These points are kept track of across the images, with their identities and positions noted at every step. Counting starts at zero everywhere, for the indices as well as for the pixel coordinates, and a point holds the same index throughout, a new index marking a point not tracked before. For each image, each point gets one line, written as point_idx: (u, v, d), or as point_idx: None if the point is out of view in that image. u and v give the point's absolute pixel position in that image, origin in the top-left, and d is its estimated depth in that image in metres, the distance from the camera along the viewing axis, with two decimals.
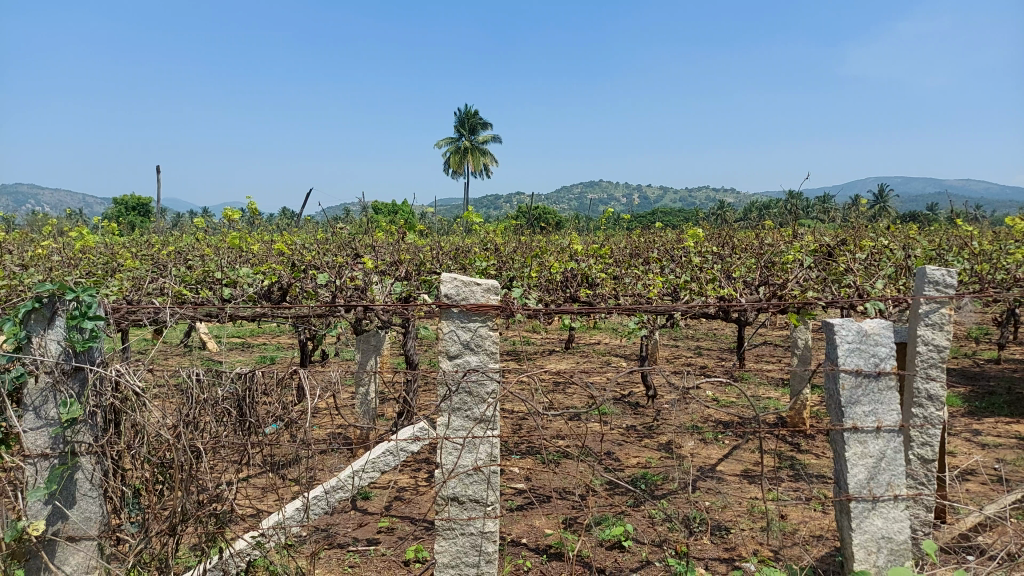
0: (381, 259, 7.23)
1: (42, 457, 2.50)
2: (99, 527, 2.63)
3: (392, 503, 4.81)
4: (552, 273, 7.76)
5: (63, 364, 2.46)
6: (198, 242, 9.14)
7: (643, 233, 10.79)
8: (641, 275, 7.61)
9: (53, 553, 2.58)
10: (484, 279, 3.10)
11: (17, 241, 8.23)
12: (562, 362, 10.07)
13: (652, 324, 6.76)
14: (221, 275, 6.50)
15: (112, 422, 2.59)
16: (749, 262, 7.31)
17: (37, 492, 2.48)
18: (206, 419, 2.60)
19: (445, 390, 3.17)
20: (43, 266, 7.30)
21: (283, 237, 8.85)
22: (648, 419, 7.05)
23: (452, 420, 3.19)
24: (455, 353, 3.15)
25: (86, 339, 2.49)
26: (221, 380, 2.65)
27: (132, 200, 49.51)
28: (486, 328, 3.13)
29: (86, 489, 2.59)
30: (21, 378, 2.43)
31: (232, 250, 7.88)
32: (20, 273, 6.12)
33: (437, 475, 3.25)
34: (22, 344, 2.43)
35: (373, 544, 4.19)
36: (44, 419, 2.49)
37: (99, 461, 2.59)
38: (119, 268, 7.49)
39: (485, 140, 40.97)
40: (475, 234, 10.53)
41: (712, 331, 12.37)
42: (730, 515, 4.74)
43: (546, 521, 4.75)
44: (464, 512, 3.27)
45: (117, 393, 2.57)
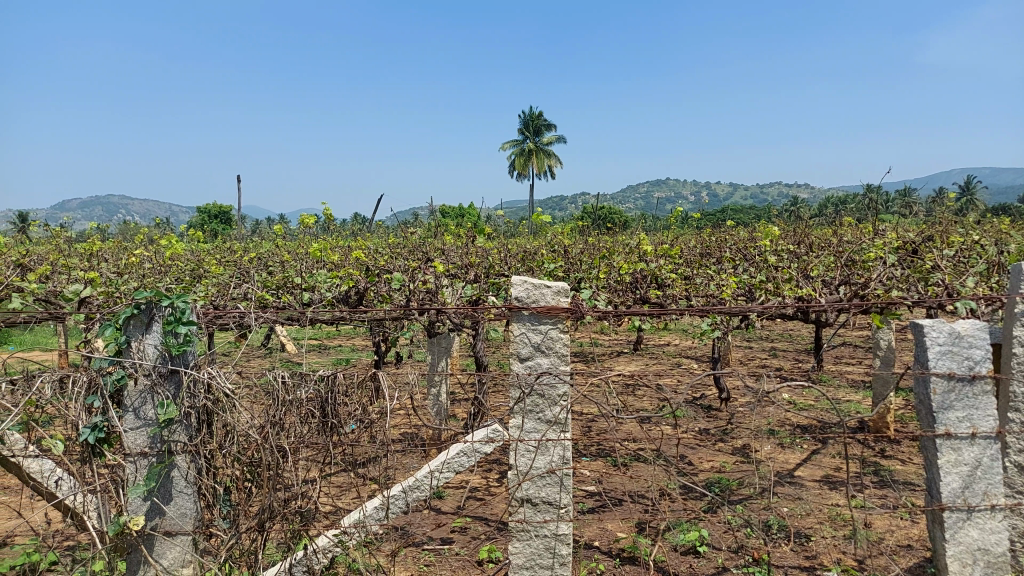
0: (451, 263, 7.37)
1: (141, 455, 2.64)
2: (193, 523, 2.76)
3: (465, 504, 4.90)
4: (621, 274, 7.72)
5: (159, 366, 2.59)
6: (276, 247, 9.51)
7: (714, 232, 10.58)
8: (713, 275, 7.47)
9: (152, 547, 2.73)
10: (554, 281, 3.11)
11: (113, 250, 8.76)
12: (631, 364, 9.99)
13: (725, 325, 6.63)
14: (300, 280, 6.75)
15: (206, 423, 2.71)
16: (828, 260, 7.07)
17: (137, 489, 2.62)
18: (291, 420, 2.69)
19: (518, 391, 3.20)
20: (136, 273, 7.74)
21: (357, 242, 9.11)
22: (722, 422, 6.93)
23: (525, 423, 3.21)
24: (526, 356, 3.17)
25: (180, 343, 2.61)
26: (305, 382, 2.72)
27: (214, 210, 51.70)
28: (556, 331, 3.14)
29: (181, 486, 2.73)
30: (122, 380, 2.58)
31: (309, 256, 8.18)
32: (116, 279, 6.52)
33: (510, 476, 3.28)
34: (122, 348, 2.59)
35: (447, 544, 4.26)
36: (143, 419, 2.63)
37: (193, 459, 2.72)
38: (205, 274, 7.88)
39: (550, 141, 40.94)
40: (543, 236, 10.59)
41: (787, 332, 12.05)
42: (811, 522, 4.61)
43: (618, 524, 4.74)
44: (538, 514, 3.29)
45: (209, 395, 2.69)
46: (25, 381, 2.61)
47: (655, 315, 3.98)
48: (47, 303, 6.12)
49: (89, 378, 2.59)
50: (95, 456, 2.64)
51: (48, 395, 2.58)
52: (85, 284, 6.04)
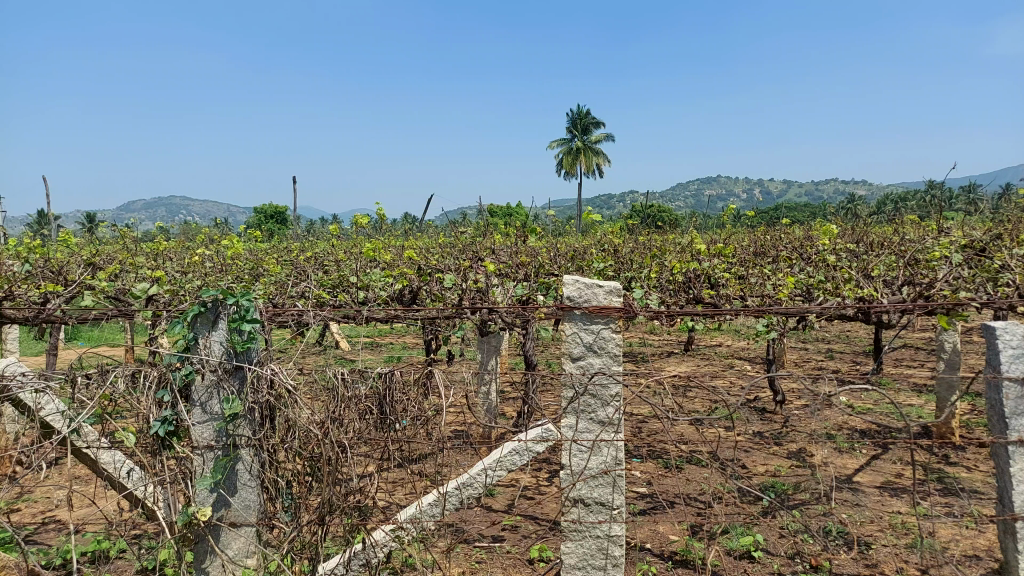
0: (502, 262, 7.41)
1: (208, 448, 2.75)
2: (257, 515, 2.85)
3: (516, 502, 4.93)
4: (674, 274, 7.64)
5: (225, 363, 2.69)
6: (331, 247, 9.72)
7: (768, 231, 10.38)
8: (769, 275, 7.32)
9: (218, 537, 2.83)
10: (606, 281, 3.09)
11: (177, 249, 9.09)
12: (681, 365, 9.87)
13: (782, 326, 6.49)
14: (355, 279, 6.89)
15: (269, 418, 2.79)
16: (890, 260, 6.85)
17: (204, 481, 2.72)
18: (351, 416, 2.73)
19: (570, 392, 3.20)
20: (199, 272, 8.01)
21: (409, 242, 9.24)
22: (776, 425, 6.80)
23: (578, 423, 3.21)
24: (578, 356, 3.17)
25: (244, 340, 2.69)
26: (365, 378, 2.80)
27: (270, 210, 53.07)
28: (609, 331, 3.13)
29: (245, 479, 2.82)
30: (190, 375, 2.68)
31: (362, 255, 8.33)
32: (182, 278, 6.76)
33: (563, 476, 3.28)
34: (190, 344, 2.68)
35: (498, 542, 4.30)
36: (210, 414, 2.73)
37: (257, 454, 2.81)
38: (263, 273, 8.10)
39: (598, 139, 40.71)
40: (592, 235, 10.55)
41: (844, 333, 11.73)
42: (871, 529, 4.48)
43: (670, 527, 4.71)
44: (590, 514, 3.28)
45: (271, 390, 2.74)
46: (100, 375, 2.70)
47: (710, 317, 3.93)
48: (117, 301, 6.39)
49: (159, 373, 2.69)
50: (165, 448, 2.73)
51: (121, 389, 2.67)
52: (152, 283, 6.29)
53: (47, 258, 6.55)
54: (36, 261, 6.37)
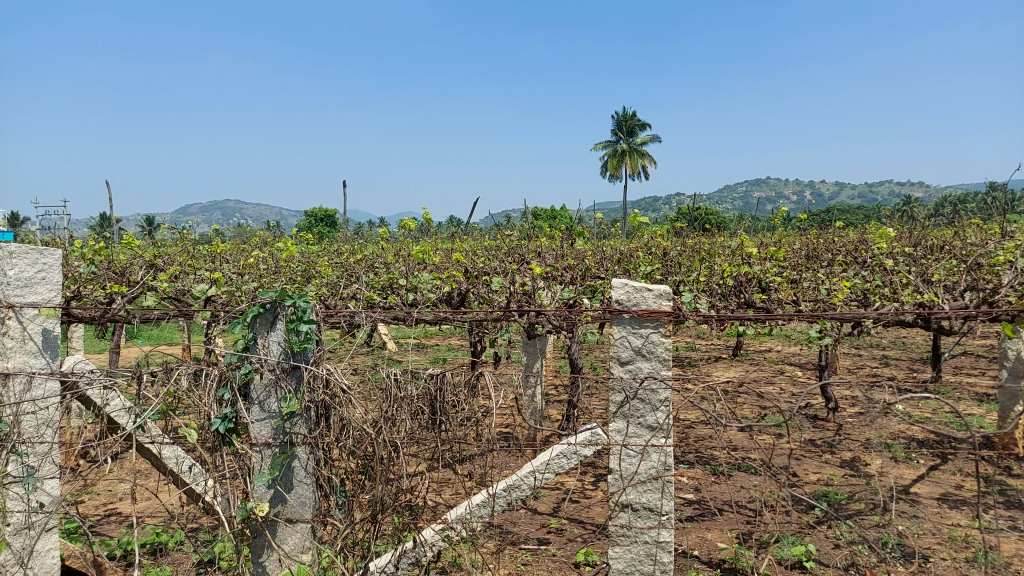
0: (548, 265, 7.42)
1: (266, 446, 2.83)
2: (312, 511, 2.92)
3: (561, 505, 4.94)
4: (723, 278, 7.54)
5: (283, 362, 2.76)
6: (380, 249, 9.87)
7: (820, 234, 10.16)
8: (822, 279, 7.16)
9: (275, 532, 2.91)
10: (655, 284, 3.08)
11: (233, 250, 9.36)
12: (729, 370, 9.72)
13: (836, 331, 6.35)
14: (404, 281, 6.99)
15: (323, 417, 2.84)
16: (950, 264, 6.63)
17: (262, 477, 2.81)
18: (403, 416, 2.77)
19: (619, 396, 3.18)
20: (254, 273, 8.24)
21: (456, 244, 9.33)
22: (829, 433, 6.65)
23: (627, 427, 3.18)
24: (627, 360, 3.15)
25: (301, 341, 2.76)
26: (416, 380, 2.84)
27: (321, 214, 54.24)
28: (658, 335, 3.10)
29: (301, 476, 2.89)
30: (249, 374, 2.77)
31: (411, 258, 8.44)
32: (238, 280, 6.97)
33: (611, 480, 3.26)
34: (250, 344, 2.77)
35: (544, 544, 4.31)
36: (268, 412, 2.82)
37: (312, 451, 2.89)
38: (315, 275, 8.29)
39: (644, 141, 40.36)
40: (639, 238, 10.49)
41: (900, 340, 11.39)
42: (929, 542, 4.35)
43: (718, 534, 4.65)
44: (639, 520, 3.26)
45: (327, 389, 2.80)
46: (165, 373, 2.78)
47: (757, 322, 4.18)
48: (178, 301, 6.61)
49: (220, 371, 2.79)
50: (225, 445, 2.79)
51: (184, 387, 2.75)
52: (210, 284, 6.49)
53: (112, 259, 6.83)
54: (101, 262, 6.63)
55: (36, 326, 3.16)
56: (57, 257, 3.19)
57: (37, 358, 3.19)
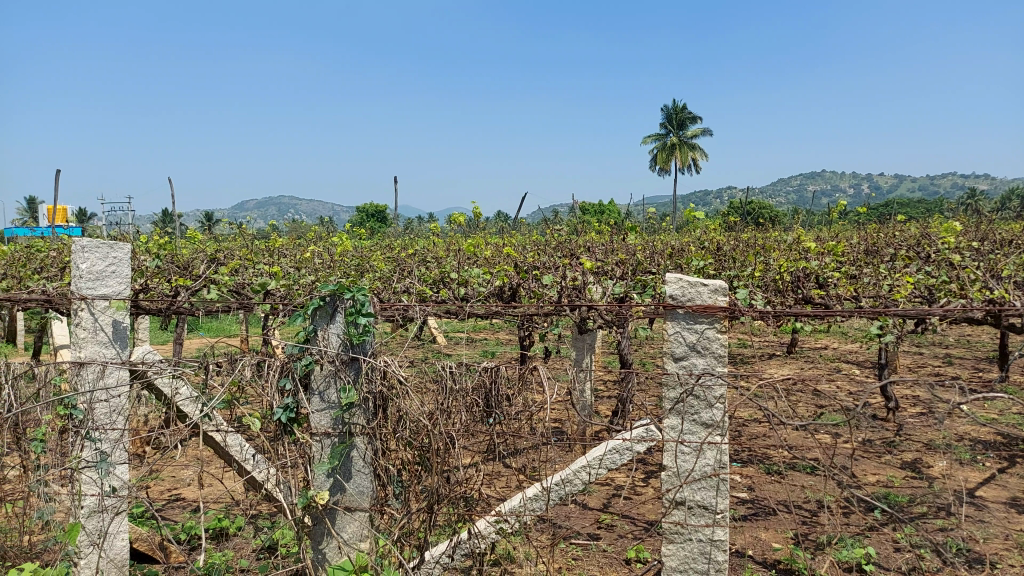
0: (599, 259, 7.39)
1: (325, 435, 2.90)
2: (370, 500, 2.98)
3: (611, 501, 4.92)
4: (779, 273, 7.38)
5: (342, 354, 2.82)
6: (430, 244, 9.97)
7: (881, 228, 9.84)
8: (883, 274, 6.94)
9: (334, 519, 2.98)
10: (711, 279, 3.02)
11: (289, 245, 9.58)
12: (783, 368, 9.51)
13: (898, 328, 6.15)
14: (455, 276, 7.05)
15: (381, 408, 2.89)
16: (1022, 259, 6.34)
17: (323, 466, 2.87)
18: (458, 408, 2.79)
19: (673, 392, 3.14)
20: (310, 268, 8.42)
21: (505, 239, 9.36)
22: (888, 433, 6.45)
23: (681, 424, 3.15)
24: (681, 356, 3.12)
25: (360, 333, 2.82)
26: (471, 372, 2.84)
27: (371, 210, 55.13)
28: (713, 331, 3.06)
29: (360, 466, 2.96)
30: (310, 365, 2.84)
31: (461, 252, 8.50)
32: (295, 274, 7.13)
33: (665, 477, 3.22)
34: (310, 336, 2.84)
35: (595, 539, 4.31)
36: (327, 402, 2.88)
37: (369, 442, 2.94)
38: (368, 270, 8.42)
39: (694, 134, 39.74)
40: (691, 232, 10.33)
41: (965, 338, 10.96)
42: (996, 548, 4.18)
43: (773, 535, 4.57)
44: (693, 518, 3.21)
45: (384, 381, 2.86)
46: (229, 364, 2.86)
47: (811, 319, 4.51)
48: (238, 294, 6.81)
49: (281, 362, 2.85)
50: (286, 434, 2.89)
51: (247, 376, 2.83)
52: (269, 278, 6.67)
53: (176, 254, 7.07)
54: (166, 256, 6.87)
55: (107, 317, 3.29)
56: (127, 251, 3.30)
57: (107, 348, 3.32)
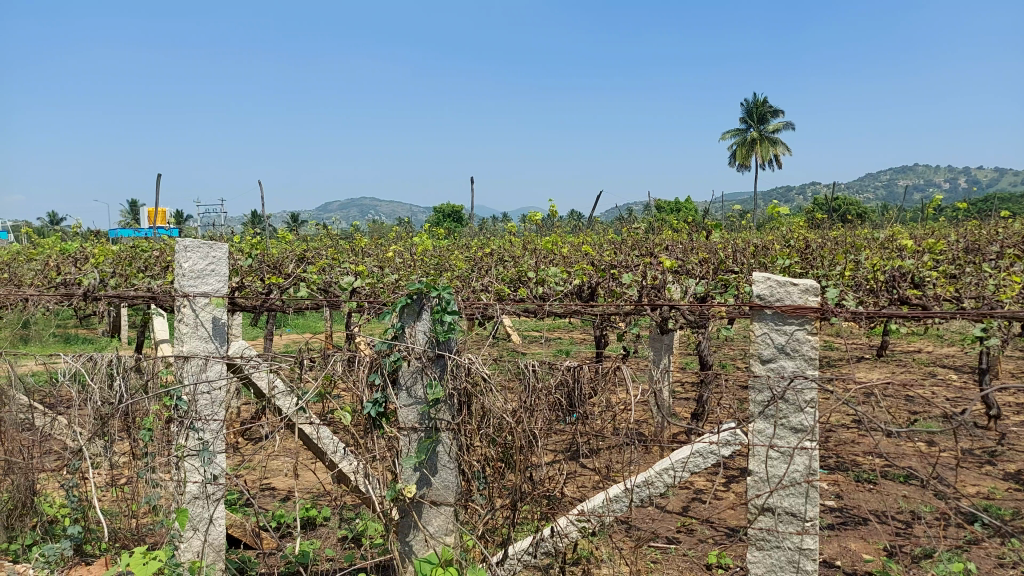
0: (680, 258, 7.27)
1: (412, 430, 2.96)
2: (456, 495, 3.01)
3: (690, 505, 4.84)
4: (870, 272, 7.07)
5: (428, 350, 2.88)
6: (507, 243, 10.04)
7: (983, 224, 9.27)
8: (987, 274, 6.54)
9: (420, 513, 3.03)
10: (801, 278, 2.92)
11: (371, 244, 9.84)
12: (873, 372, 9.10)
13: (1004, 331, 5.79)
14: (533, 275, 7.08)
15: (466, 405, 2.92)
16: None
17: (410, 460, 2.94)
18: (541, 406, 2.80)
19: (761, 395, 3.05)
20: (391, 266, 8.63)
21: (582, 237, 9.33)
22: (990, 443, 6.09)
23: (767, 427, 3.07)
24: (769, 358, 3.03)
25: (446, 330, 2.86)
26: (554, 371, 2.85)
27: (448, 210, 56.10)
28: (803, 332, 2.96)
29: (445, 461, 2.99)
30: (398, 361, 2.91)
31: (538, 251, 8.52)
32: (378, 273, 7.33)
33: (752, 483, 3.13)
34: (398, 333, 2.92)
35: (674, 543, 4.26)
36: (414, 398, 2.94)
37: (455, 437, 2.98)
38: (447, 269, 8.56)
39: (776, 128, 38.48)
40: (775, 229, 10.01)
41: None
42: None
43: (863, 545, 4.39)
44: (780, 524, 3.11)
45: (468, 378, 2.89)
46: (322, 359, 3.01)
47: (906, 319, 4.40)
48: (324, 292, 7.05)
49: (371, 358, 2.94)
50: (376, 428, 2.97)
51: (340, 371, 2.95)
52: (354, 276, 6.87)
53: (267, 253, 7.37)
54: (258, 256, 7.18)
55: (207, 313, 3.45)
56: (224, 251, 3.48)
57: (207, 343, 3.48)
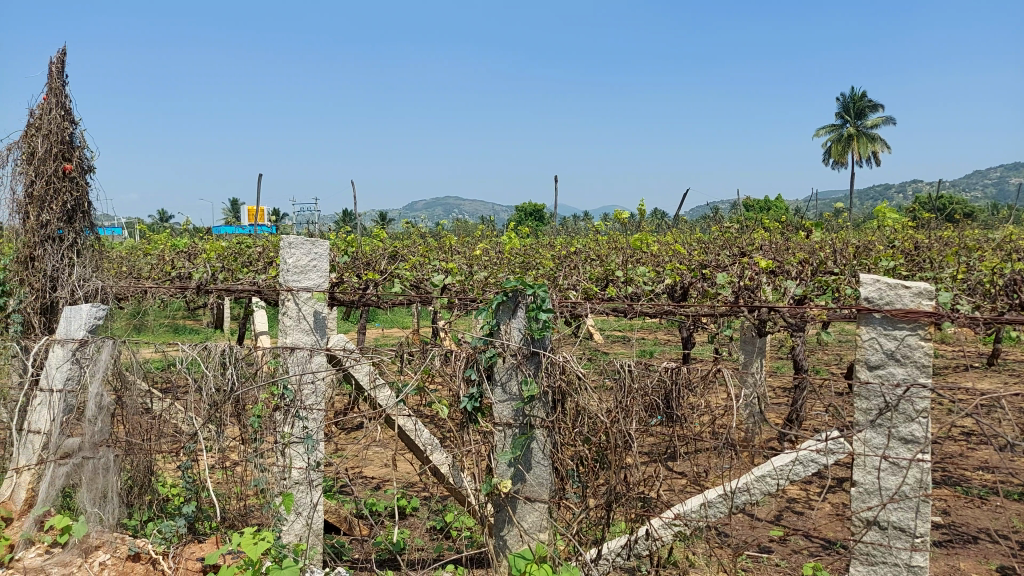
0: (776, 258, 7.02)
1: (507, 425, 2.98)
2: (550, 492, 3.01)
3: (783, 514, 4.68)
4: (986, 276, 6.63)
5: (524, 347, 2.90)
6: (594, 241, 9.99)
7: None
8: None
9: (515, 508, 3.05)
10: (914, 281, 2.81)
11: (459, 242, 9.99)
12: (983, 382, 8.54)
13: None
14: (622, 274, 7.01)
15: (559, 403, 2.92)
16: None
17: (506, 455, 2.96)
18: (637, 407, 2.77)
19: (866, 403, 2.91)
20: (479, 264, 8.75)
21: (672, 236, 9.16)
22: None
23: (873, 437, 2.91)
24: (876, 364, 2.88)
25: (541, 328, 2.87)
26: (650, 372, 2.81)
27: (530, 209, 56.43)
28: (915, 338, 2.79)
29: (539, 458, 3.00)
30: (493, 358, 2.94)
31: (626, 250, 8.42)
32: (467, 271, 7.44)
33: (855, 494, 3.00)
34: (494, 330, 2.95)
35: (766, 552, 4.12)
36: (509, 394, 2.97)
37: (549, 435, 2.98)
38: (534, 267, 8.59)
39: (876, 123, 36.62)
40: (877, 229, 9.52)
41: None
42: None
43: (973, 565, 4.13)
44: (886, 539, 2.95)
45: (564, 375, 2.89)
46: (421, 353, 3.08)
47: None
48: (415, 289, 7.20)
49: (467, 354, 2.99)
50: (471, 422, 3.01)
51: (437, 365, 3.02)
52: (445, 273, 7.01)
53: (361, 250, 7.60)
54: (353, 252, 7.40)
55: (309, 307, 3.57)
56: (325, 248, 3.62)
57: (309, 336, 3.60)
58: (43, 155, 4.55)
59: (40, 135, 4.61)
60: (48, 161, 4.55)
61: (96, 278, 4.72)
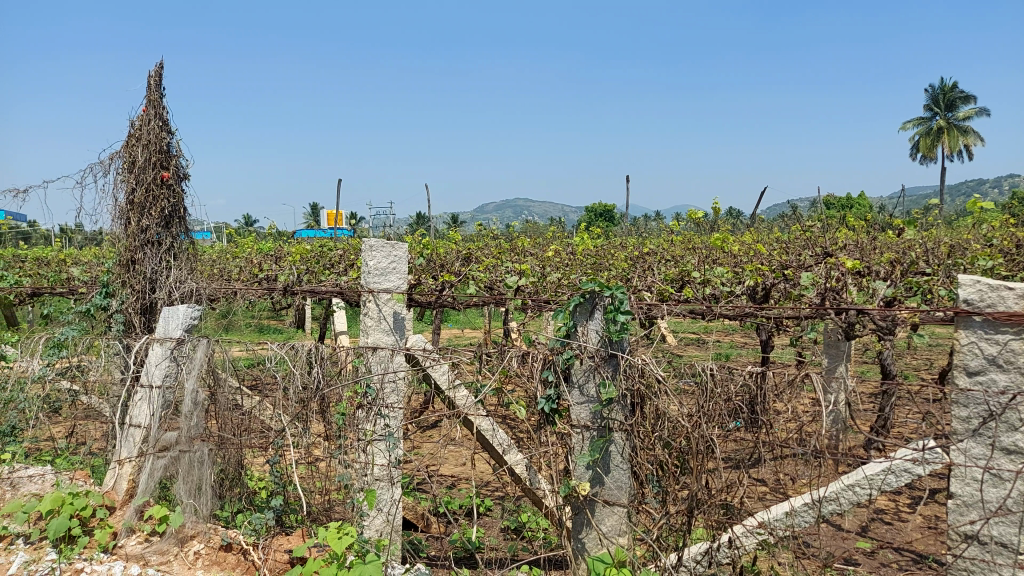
0: (862, 258, 6.74)
1: (585, 428, 2.98)
2: (628, 496, 3.02)
3: (870, 525, 4.50)
4: None
5: (601, 349, 2.89)
6: (668, 242, 9.84)
7: None
8: None
9: (593, 511, 3.05)
10: (1017, 282, 2.62)
11: (532, 244, 10.02)
12: None
13: None
14: (699, 275, 6.88)
15: (639, 406, 2.89)
16: None
17: (584, 458, 2.96)
18: (719, 412, 2.72)
19: (965, 410, 2.76)
20: (551, 265, 8.75)
21: (750, 236, 8.93)
22: None
23: (973, 447, 2.77)
24: (976, 370, 2.73)
25: (619, 330, 2.84)
26: (733, 377, 2.74)
27: (601, 209, 56.11)
28: (1019, 342, 2.63)
29: (618, 461, 2.99)
30: (571, 359, 2.95)
31: (701, 251, 8.26)
32: (540, 272, 7.46)
33: (953, 506, 2.84)
34: (571, 331, 2.95)
35: (852, 564, 3.96)
36: (587, 396, 2.97)
37: (628, 438, 2.97)
38: (607, 269, 8.54)
39: (969, 115, 34.67)
40: (972, 227, 9.00)
41: None
42: None
43: None
44: (987, 555, 2.77)
45: (643, 378, 2.85)
46: (498, 354, 3.10)
47: None
48: (489, 290, 7.27)
49: (544, 355, 3.00)
50: (549, 423, 3.02)
51: (514, 367, 3.03)
52: (518, 275, 7.05)
53: (436, 252, 7.73)
54: (428, 254, 7.53)
55: (389, 308, 3.65)
56: (405, 250, 3.69)
57: (389, 336, 3.68)
58: (143, 164, 4.81)
59: (140, 145, 4.88)
60: (147, 169, 4.81)
61: (191, 280, 4.97)
